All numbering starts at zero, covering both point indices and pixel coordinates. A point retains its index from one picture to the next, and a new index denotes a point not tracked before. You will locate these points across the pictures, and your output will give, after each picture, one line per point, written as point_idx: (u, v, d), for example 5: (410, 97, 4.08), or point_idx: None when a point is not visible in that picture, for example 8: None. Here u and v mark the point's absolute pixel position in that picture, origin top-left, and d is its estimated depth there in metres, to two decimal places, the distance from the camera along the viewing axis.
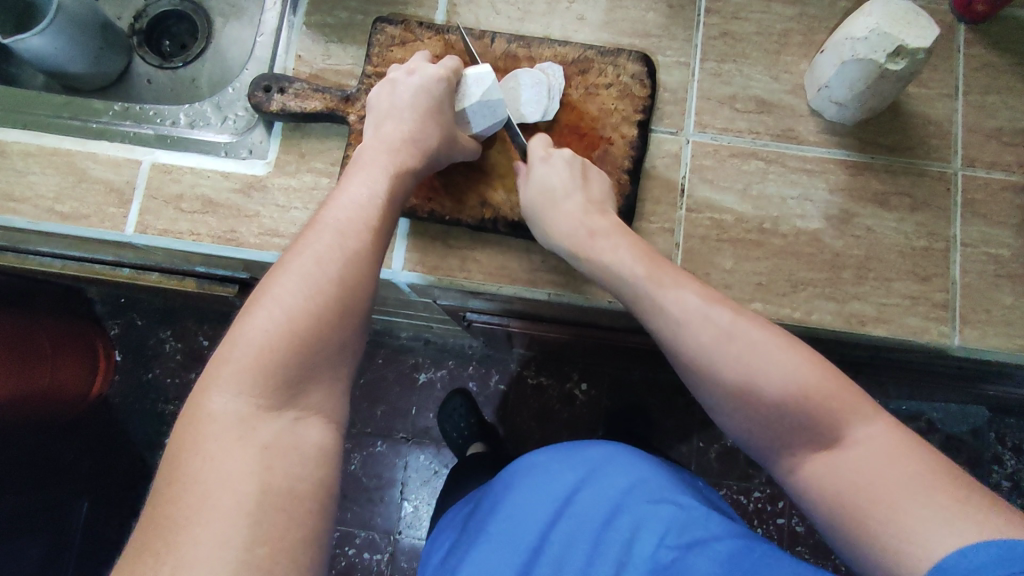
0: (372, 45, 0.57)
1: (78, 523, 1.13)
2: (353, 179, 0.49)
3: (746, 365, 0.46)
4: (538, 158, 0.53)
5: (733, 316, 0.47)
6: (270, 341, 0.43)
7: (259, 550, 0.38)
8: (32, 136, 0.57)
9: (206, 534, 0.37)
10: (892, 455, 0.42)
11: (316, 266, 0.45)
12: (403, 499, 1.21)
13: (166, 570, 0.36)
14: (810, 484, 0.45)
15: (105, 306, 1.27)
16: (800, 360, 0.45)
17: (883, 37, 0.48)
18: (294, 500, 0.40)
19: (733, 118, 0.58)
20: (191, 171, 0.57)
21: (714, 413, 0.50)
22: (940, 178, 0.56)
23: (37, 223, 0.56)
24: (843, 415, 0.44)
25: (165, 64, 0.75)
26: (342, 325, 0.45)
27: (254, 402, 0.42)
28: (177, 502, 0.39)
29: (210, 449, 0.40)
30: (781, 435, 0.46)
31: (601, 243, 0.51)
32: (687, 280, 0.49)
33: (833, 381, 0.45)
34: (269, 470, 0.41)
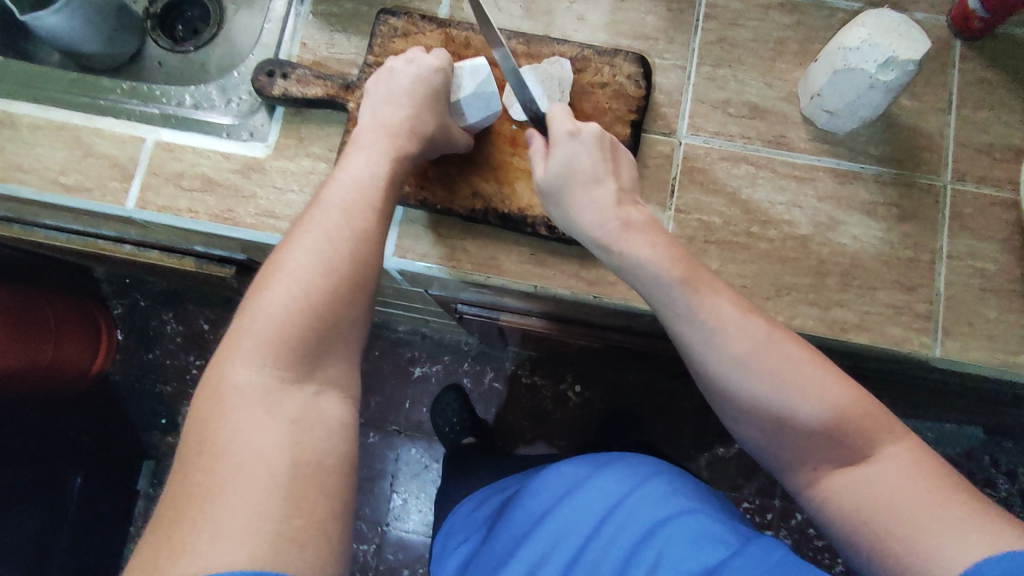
0: (374, 36, 0.58)
1: (73, 498, 1.10)
2: (355, 159, 0.51)
3: (781, 379, 0.48)
4: (565, 133, 0.52)
5: (768, 330, 0.49)
6: (289, 314, 0.45)
7: (295, 523, 0.40)
8: (42, 110, 0.59)
9: (242, 505, 0.39)
10: (913, 474, 0.46)
11: (327, 244, 0.47)
12: (393, 491, 1.22)
13: (204, 538, 0.38)
14: (834, 500, 0.48)
15: (110, 286, 1.29)
16: (833, 378, 0.48)
17: (874, 48, 0.49)
18: (322, 473, 0.43)
19: (726, 122, 0.59)
20: (193, 151, 0.58)
21: (736, 420, 0.51)
22: (929, 191, 0.57)
23: (41, 194, 0.58)
24: (872, 434, 0.47)
25: (176, 48, 0.77)
26: (354, 301, 0.47)
27: (273, 374, 0.44)
28: (208, 472, 0.40)
29: (238, 420, 0.42)
30: (809, 451, 0.49)
31: (635, 235, 0.50)
32: (721, 289, 0.50)
33: (866, 402, 0.48)
34: (297, 443, 0.43)
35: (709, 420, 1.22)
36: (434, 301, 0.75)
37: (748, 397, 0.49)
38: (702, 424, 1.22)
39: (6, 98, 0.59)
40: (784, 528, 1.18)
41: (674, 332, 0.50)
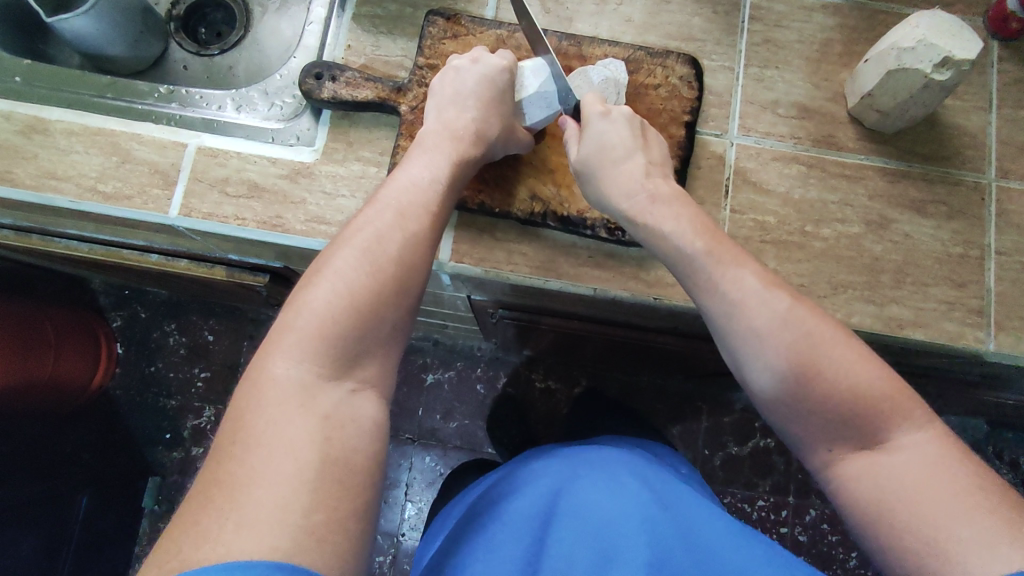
0: (424, 37, 0.57)
1: (77, 519, 1.04)
2: (416, 161, 0.50)
3: (798, 354, 0.44)
4: (597, 114, 0.52)
5: (789, 305, 0.46)
6: (333, 311, 0.43)
7: (315, 518, 0.36)
8: (75, 115, 0.57)
9: (267, 496, 0.36)
10: (938, 465, 0.42)
11: (376, 242, 0.45)
12: (407, 500, 1.18)
13: (229, 528, 0.35)
14: (848, 487, 0.44)
15: (109, 297, 1.23)
16: (856, 356, 0.45)
17: (929, 48, 0.49)
18: (350, 472, 0.39)
19: (776, 123, 0.59)
20: (237, 156, 0.56)
21: (756, 399, 0.48)
22: (975, 189, 0.58)
23: (79, 202, 0.55)
24: (892, 416, 0.43)
25: (202, 51, 0.74)
26: (398, 301, 0.45)
27: (314, 370, 0.41)
28: (239, 462, 0.38)
29: (272, 412, 0.39)
30: (824, 431, 0.45)
31: (660, 208, 0.50)
32: (747, 261, 0.48)
33: (889, 382, 0.44)
34: (328, 440, 0.39)
35: (722, 419, 1.21)
36: (470, 306, 0.74)
37: (774, 391, 0.46)
38: (715, 424, 1.21)
39: (39, 104, 0.57)
40: (799, 524, 1.17)
41: (699, 306, 0.48)
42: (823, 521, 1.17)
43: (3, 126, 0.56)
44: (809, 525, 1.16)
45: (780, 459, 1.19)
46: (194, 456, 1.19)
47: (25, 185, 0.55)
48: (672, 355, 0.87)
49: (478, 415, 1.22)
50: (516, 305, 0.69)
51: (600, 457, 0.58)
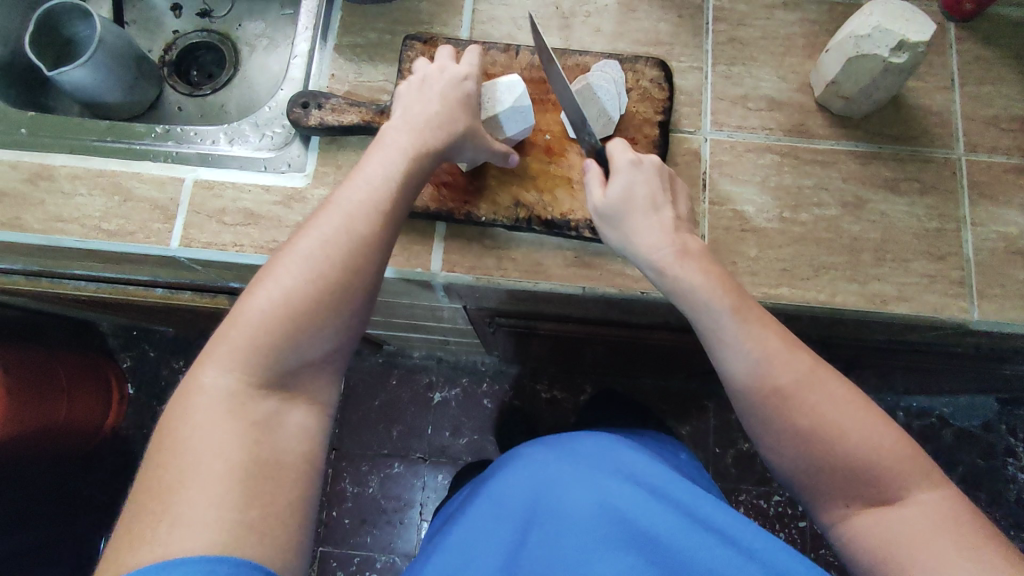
0: (403, 61, 0.60)
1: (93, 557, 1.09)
2: (375, 158, 0.50)
3: (821, 416, 0.48)
4: (626, 162, 0.51)
5: (811, 365, 0.49)
6: (266, 322, 0.44)
7: (252, 514, 0.39)
8: (78, 159, 0.60)
9: (198, 496, 0.39)
10: (948, 525, 0.45)
11: (320, 249, 0.46)
12: (422, 520, 1.19)
13: (164, 529, 0.38)
14: (860, 537, 0.48)
15: (118, 339, 1.25)
16: (876, 419, 0.48)
17: (885, 33, 0.52)
18: (280, 470, 0.42)
19: (746, 116, 0.61)
20: (232, 186, 0.59)
21: (767, 446, 0.51)
22: (946, 164, 0.60)
23: (85, 241, 0.58)
24: (907, 478, 0.47)
25: (195, 92, 0.78)
26: (337, 308, 0.46)
27: (246, 379, 0.43)
28: (167, 467, 0.40)
29: (198, 419, 0.42)
30: (839, 488, 0.49)
31: (691, 263, 0.49)
32: (771, 323, 0.49)
33: (905, 445, 0.48)
34: (256, 443, 0.42)
35: (729, 416, 1.21)
36: (467, 317, 0.76)
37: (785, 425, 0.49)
38: (723, 421, 1.21)
39: (43, 151, 0.60)
40: None
41: (716, 360, 0.51)
42: None
43: (10, 176, 0.59)
44: None
45: None
46: None
47: (31, 229, 0.58)
48: (672, 353, 0.88)
49: (487, 429, 1.23)
50: (511, 313, 0.71)
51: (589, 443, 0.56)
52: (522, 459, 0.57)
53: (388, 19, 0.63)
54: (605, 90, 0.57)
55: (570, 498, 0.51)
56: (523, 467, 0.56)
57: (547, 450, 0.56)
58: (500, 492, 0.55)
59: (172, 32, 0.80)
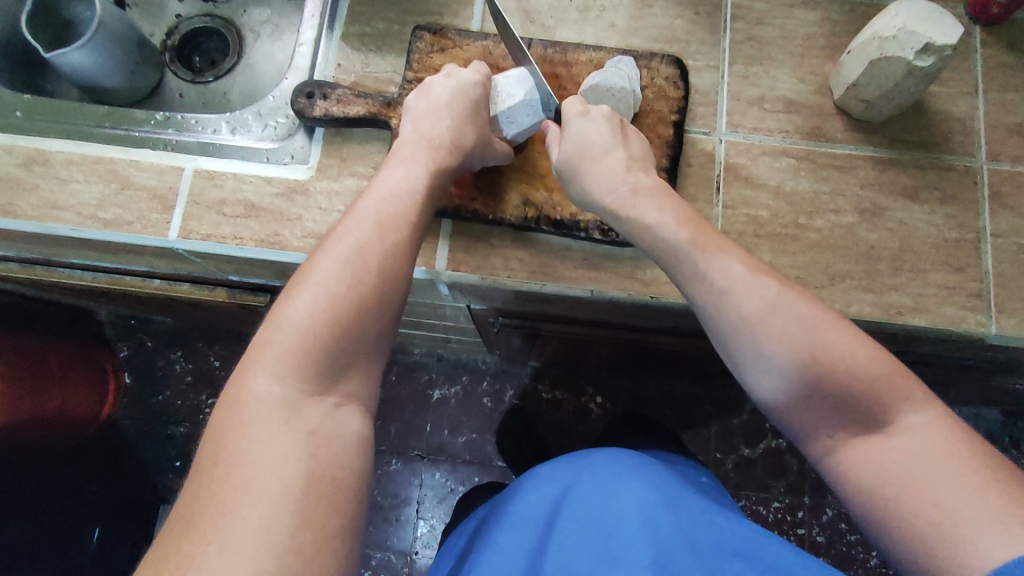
0: (411, 52, 0.58)
1: (88, 550, 1.05)
2: (393, 170, 0.49)
3: (793, 339, 0.45)
4: (576, 113, 0.53)
5: (778, 290, 0.46)
6: (312, 324, 0.42)
7: (303, 538, 0.36)
8: (75, 145, 0.58)
9: (252, 515, 0.36)
10: (942, 448, 0.42)
11: (356, 254, 0.44)
12: (419, 518, 1.17)
13: (214, 554, 0.34)
14: (853, 471, 0.45)
15: (115, 328, 1.23)
16: (852, 338, 0.45)
17: (910, 35, 0.50)
18: (336, 489, 0.39)
19: (763, 118, 0.59)
20: (233, 177, 0.57)
21: (747, 382, 0.48)
22: (967, 172, 0.58)
23: (79, 230, 0.56)
24: (895, 401, 0.44)
25: (197, 79, 0.76)
26: (379, 314, 0.44)
27: (297, 386, 0.41)
28: (221, 483, 0.37)
29: (255, 430, 0.39)
30: (821, 417, 0.46)
31: (644, 200, 0.50)
32: (732, 248, 0.49)
33: (884, 363, 0.45)
34: (314, 457, 0.39)
35: (731, 422, 1.20)
36: (470, 316, 0.74)
37: (762, 361, 0.46)
38: (724, 426, 1.20)
39: (39, 136, 0.59)
40: (817, 525, 1.16)
41: (687, 296, 0.49)
42: (840, 520, 1.15)
43: (5, 160, 0.57)
44: (827, 525, 1.14)
45: (792, 460, 1.17)
46: None
47: (26, 216, 0.56)
48: (677, 358, 0.87)
49: (486, 428, 1.21)
50: (515, 313, 0.70)
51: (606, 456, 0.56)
52: (543, 475, 0.57)
53: (398, 9, 0.61)
54: (617, 85, 0.56)
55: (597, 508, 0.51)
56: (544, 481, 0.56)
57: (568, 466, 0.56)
58: (520, 510, 0.54)
59: (174, 16, 0.78)
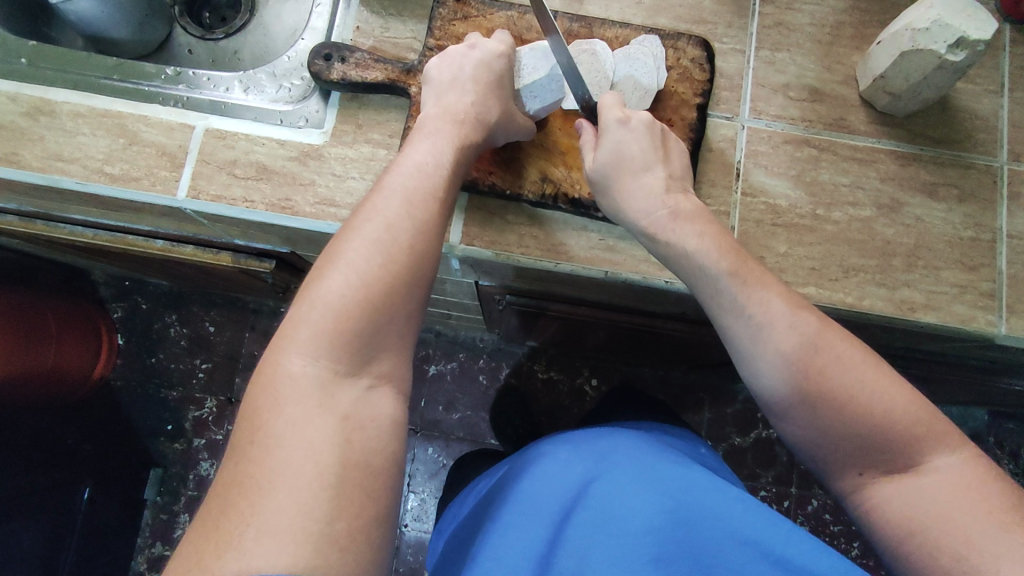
0: (434, 18, 0.57)
1: (80, 509, 1.01)
2: (419, 146, 0.48)
3: (830, 379, 0.45)
4: (614, 121, 0.51)
5: (818, 326, 0.46)
6: (346, 305, 0.41)
7: (339, 525, 0.35)
8: (83, 97, 0.56)
9: (288, 501, 0.35)
10: (973, 489, 0.42)
11: (388, 233, 0.43)
12: (410, 491, 1.17)
13: (250, 535, 0.34)
14: (877, 509, 0.45)
15: (110, 288, 1.21)
16: (890, 382, 0.45)
17: (944, 28, 0.48)
18: (369, 474, 0.38)
19: (787, 106, 0.59)
20: (245, 138, 0.56)
21: (777, 416, 0.48)
22: (987, 171, 0.58)
23: (85, 184, 0.55)
24: (926, 441, 0.44)
25: (207, 35, 0.74)
26: (412, 294, 0.43)
27: (330, 367, 0.40)
28: (257, 465, 0.37)
29: (290, 412, 0.38)
30: (851, 454, 0.46)
31: (682, 224, 0.49)
32: (772, 283, 0.48)
33: (919, 405, 0.45)
34: (348, 442, 0.38)
35: (724, 410, 1.20)
36: (476, 293, 0.73)
37: (772, 380, 0.47)
38: (717, 414, 1.20)
39: (46, 85, 0.57)
40: (802, 515, 1.17)
41: (720, 328, 0.49)
42: (824, 511, 1.17)
43: (8, 108, 0.55)
44: (811, 515, 1.16)
45: (782, 450, 1.19)
46: (197, 449, 1.17)
47: (30, 166, 0.55)
48: (679, 344, 0.86)
49: (481, 406, 1.21)
50: (524, 291, 0.69)
51: (620, 446, 0.54)
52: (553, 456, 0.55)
53: None
54: (642, 61, 0.55)
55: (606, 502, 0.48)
56: (549, 465, 0.54)
57: (576, 452, 0.54)
58: (531, 494, 0.52)
59: None
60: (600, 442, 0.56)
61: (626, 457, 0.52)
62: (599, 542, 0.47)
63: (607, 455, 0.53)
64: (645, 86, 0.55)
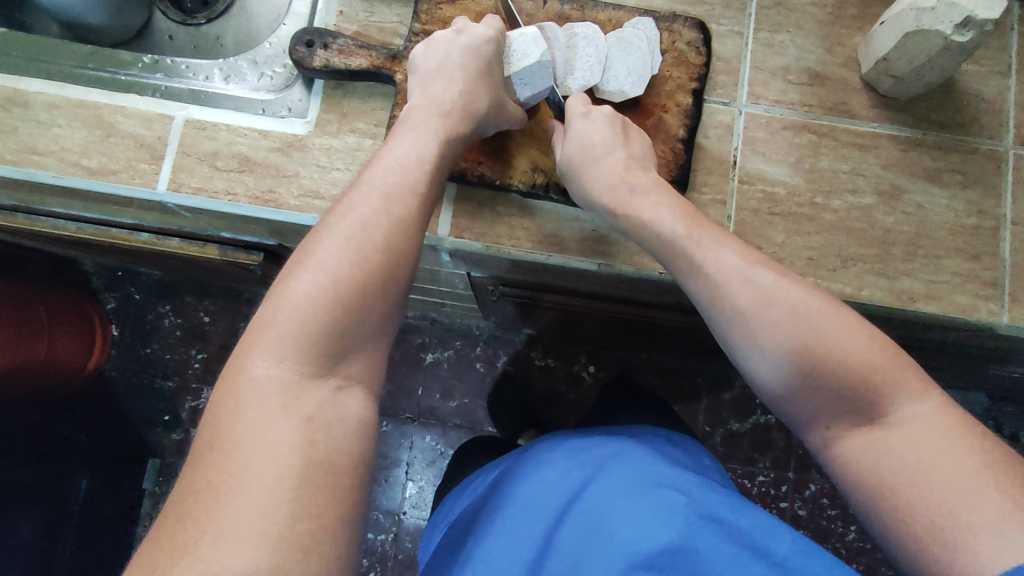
0: (420, 2, 0.55)
1: (77, 499, 1.01)
2: (403, 139, 0.46)
3: (786, 328, 0.44)
4: (577, 114, 0.52)
5: (776, 278, 0.45)
6: (315, 306, 0.40)
7: (301, 527, 0.34)
8: (57, 87, 0.54)
9: (249, 504, 0.34)
10: (946, 439, 0.41)
11: (361, 230, 0.42)
12: (408, 479, 1.17)
13: (207, 542, 0.33)
14: (849, 465, 0.44)
15: (101, 278, 1.20)
16: (851, 327, 0.44)
17: (951, 6, 0.46)
18: (336, 476, 0.37)
19: (786, 90, 0.57)
20: (226, 128, 0.54)
21: (744, 372, 0.47)
22: (991, 156, 0.56)
23: (62, 178, 0.53)
24: (891, 389, 0.42)
25: (188, 21, 0.72)
26: (386, 293, 0.42)
27: (298, 369, 0.39)
28: (217, 469, 0.35)
29: (253, 415, 0.37)
30: (821, 408, 0.44)
31: (641, 198, 0.49)
32: (727, 240, 0.47)
33: (883, 349, 0.43)
34: (311, 444, 0.37)
35: (722, 396, 1.20)
36: (468, 283, 0.72)
37: (737, 335, 0.46)
38: (715, 400, 1.20)
39: (19, 75, 0.55)
40: (799, 499, 1.17)
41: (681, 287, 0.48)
42: (822, 495, 1.16)
43: None
44: (808, 500, 1.16)
45: (780, 435, 1.18)
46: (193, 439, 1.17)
47: (4, 160, 0.53)
48: (675, 332, 0.85)
49: (477, 393, 1.21)
50: (516, 282, 0.68)
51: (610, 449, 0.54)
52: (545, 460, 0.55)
53: None
54: (637, 44, 0.53)
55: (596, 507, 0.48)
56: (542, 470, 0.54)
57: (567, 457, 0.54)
58: (523, 499, 0.52)
59: None
60: (590, 445, 0.55)
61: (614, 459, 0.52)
62: (593, 548, 0.46)
63: (598, 460, 0.52)
64: (640, 70, 0.53)
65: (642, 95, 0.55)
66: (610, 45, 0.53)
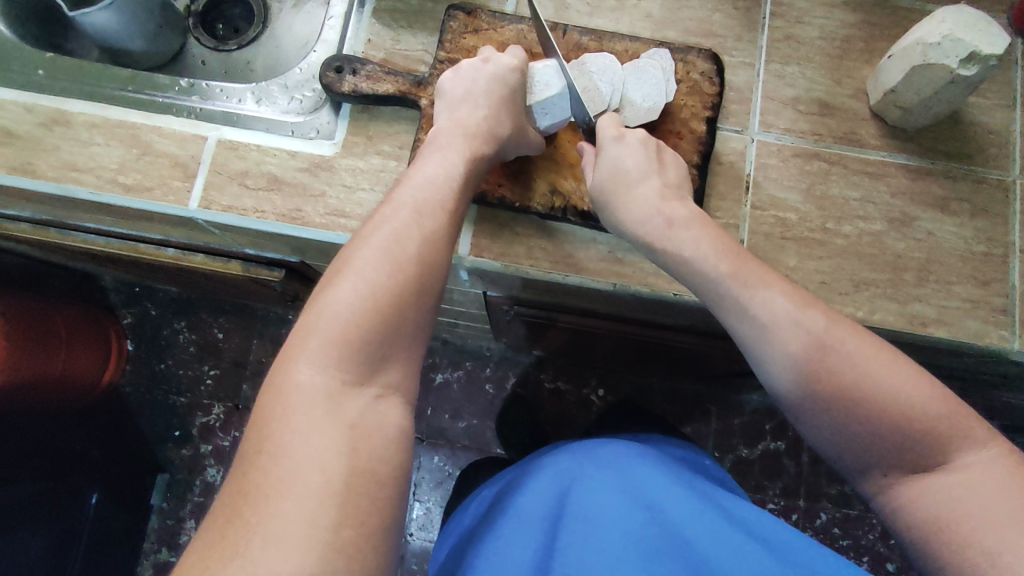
0: (444, 32, 0.57)
1: (87, 515, 1.00)
2: (430, 159, 0.48)
3: (841, 377, 0.45)
4: (609, 139, 0.52)
5: (825, 323, 0.46)
6: (354, 316, 0.41)
7: (345, 533, 0.35)
8: (97, 108, 0.57)
9: (295, 507, 0.35)
10: (1009, 485, 0.42)
11: (395, 243, 0.43)
12: (415, 500, 1.17)
13: (256, 544, 0.34)
14: (908, 508, 0.45)
15: (120, 294, 1.22)
16: (912, 375, 0.44)
17: (955, 43, 0.48)
18: (376, 483, 0.38)
19: (797, 119, 0.59)
20: (256, 149, 0.57)
21: (798, 418, 0.48)
22: (998, 186, 0.58)
23: (99, 194, 0.55)
24: (950, 438, 0.43)
25: (220, 47, 0.75)
26: (419, 304, 0.43)
27: (339, 377, 0.40)
28: (267, 474, 0.36)
29: (297, 420, 0.38)
30: (875, 456, 0.45)
31: (680, 232, 0.49)
32: (775, 280, 0.48)
33: (939, 397, 0.44)
34: (355, 451, 0.38)
35: (732, 421, 1.19)
36: (483, 303, 0.73)
37: (783, 368, 0.46)
38: (725, 425, 1.19)
39: (62, 96, 0.58)
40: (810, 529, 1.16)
41: (728, 330, 0.49)
42: (833, 525, 1.15)
43: (25, 118, 0.56)
44: (819, 530, 1.14)
45: (790, 463, 1.17)
46: (203, 454, 1.18)
47: (45, 176, 0.55)
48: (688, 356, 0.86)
49: (487, 415, 1.21)
50: (532, 302, 0.69)
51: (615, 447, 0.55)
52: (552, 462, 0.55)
53: None
54: (652, 75, 0.55)
55: (607, 505, 0.49)
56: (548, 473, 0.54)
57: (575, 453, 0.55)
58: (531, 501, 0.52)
59: None
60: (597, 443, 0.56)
61: (623, 458, 0.53)
62: (597, 549, 0.47)
63: (606, 459, 0.53)
64: (653, 100, 0.55)
65: (656, 122, 0.57)
66: (626, 75, 0.55)
